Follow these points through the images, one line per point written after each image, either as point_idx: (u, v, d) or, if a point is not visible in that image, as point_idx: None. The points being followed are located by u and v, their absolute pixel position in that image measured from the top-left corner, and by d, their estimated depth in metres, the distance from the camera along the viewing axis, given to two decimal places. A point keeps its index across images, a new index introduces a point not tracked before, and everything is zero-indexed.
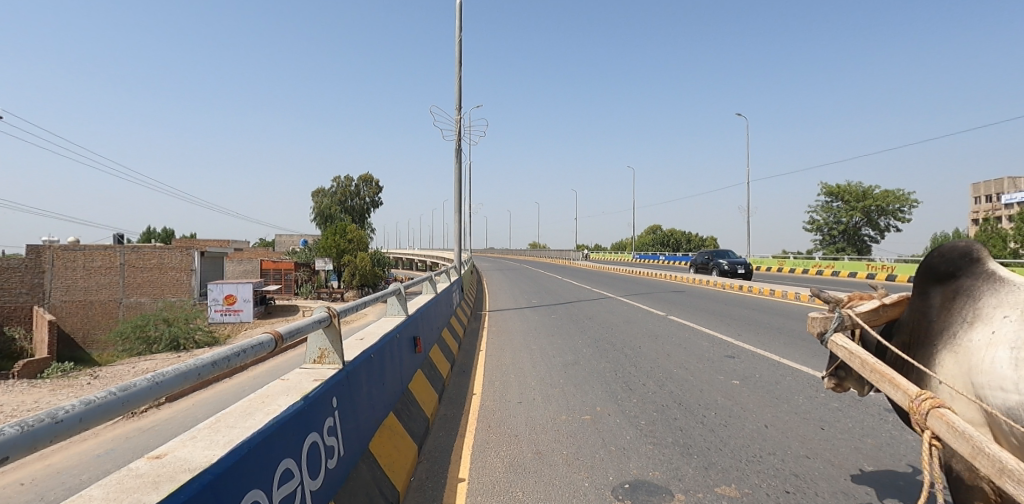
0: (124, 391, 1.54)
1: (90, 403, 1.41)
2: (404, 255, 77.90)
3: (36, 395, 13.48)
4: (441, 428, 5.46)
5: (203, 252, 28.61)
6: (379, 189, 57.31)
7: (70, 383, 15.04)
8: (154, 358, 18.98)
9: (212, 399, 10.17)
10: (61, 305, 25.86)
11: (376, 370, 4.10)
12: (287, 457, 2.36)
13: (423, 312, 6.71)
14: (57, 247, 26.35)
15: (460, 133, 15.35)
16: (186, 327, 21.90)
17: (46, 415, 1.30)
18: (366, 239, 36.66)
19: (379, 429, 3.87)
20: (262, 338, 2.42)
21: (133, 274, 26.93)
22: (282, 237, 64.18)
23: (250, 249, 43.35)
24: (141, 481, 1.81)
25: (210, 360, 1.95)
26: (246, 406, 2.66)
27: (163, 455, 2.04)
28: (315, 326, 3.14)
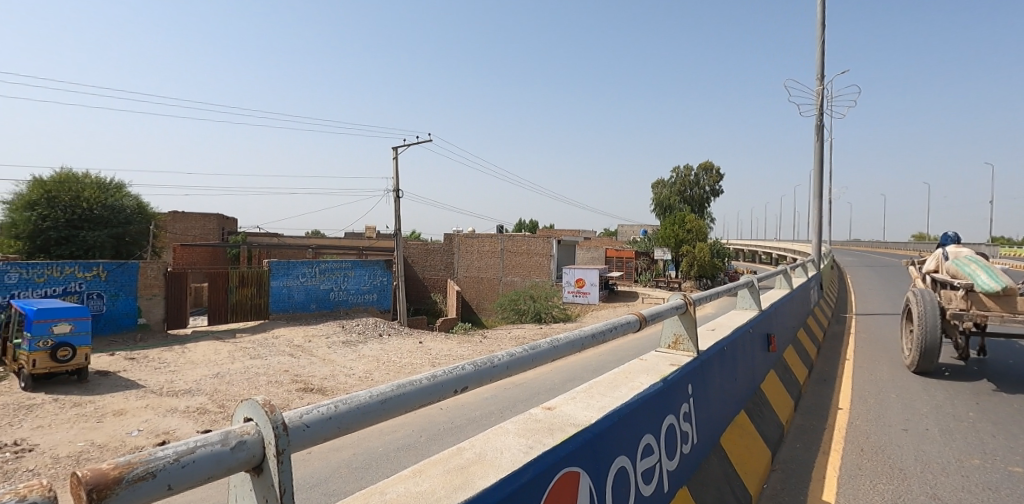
0: (533, 348, 1.87)
1: (513, 355, 1.75)
2: (748, 247, 72.35)
3: (450, 346, 17.83)
4: (798, 439, 4.90)
5: (560, 241, 32.67)
6: (721, 176, 54.37)
7: (468, 339, 19.52)
8: (523, 327, 22.74)
9: (566, 366, 11.66)
10: (463, 279, 33.67)
11: (729, 363, 3.94)
12: (646, 433, 2.47)
13: (777, 308, 6.14)
14: (462, 235, 33.89)
15: (822, 108, 13.35)
16: (546, 304, 25.47)
17: (487, 359, 1.67)
18: (705, 229, 35.53)
19: (729, 425, 3.72)
20: (629, 317, 2.57)
21: (510, 257, 32.74)
22: (623, 228, 68.07)
23: (598, 239, 47.45)
24: (540, 425, 2.17)
25: (591, 333, 2.19)
26: (613, 378, 2.93)
27: (553, 408, 2.41)
28: (672, 312, 3.19)
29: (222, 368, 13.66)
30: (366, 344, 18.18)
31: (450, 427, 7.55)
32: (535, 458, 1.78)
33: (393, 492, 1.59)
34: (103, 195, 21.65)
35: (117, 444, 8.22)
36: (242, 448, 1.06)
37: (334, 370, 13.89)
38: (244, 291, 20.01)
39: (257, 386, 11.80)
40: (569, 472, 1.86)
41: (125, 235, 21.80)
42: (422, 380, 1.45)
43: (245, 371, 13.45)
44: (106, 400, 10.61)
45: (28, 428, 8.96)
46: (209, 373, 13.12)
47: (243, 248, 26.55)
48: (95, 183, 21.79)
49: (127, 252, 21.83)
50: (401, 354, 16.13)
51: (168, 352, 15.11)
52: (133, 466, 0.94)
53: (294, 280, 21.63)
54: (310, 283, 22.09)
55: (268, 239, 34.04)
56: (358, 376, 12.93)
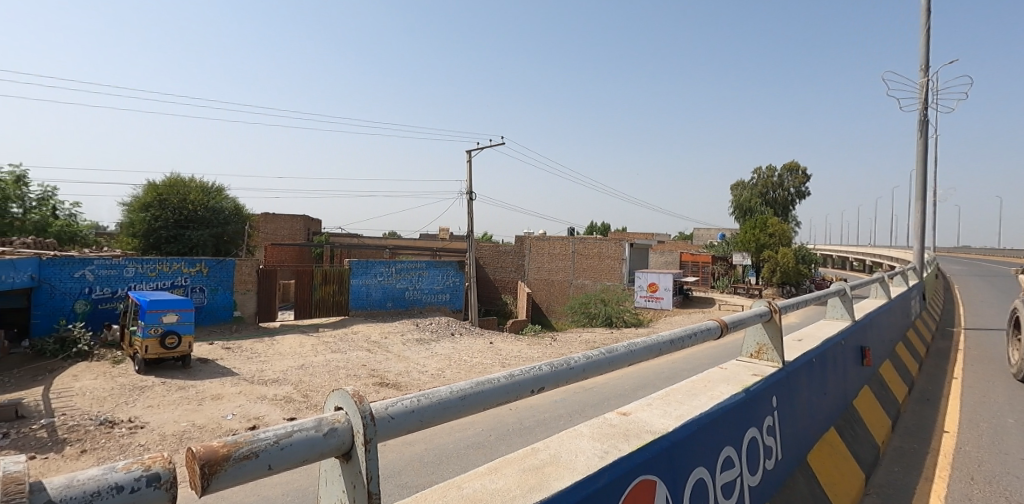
0: (610, 352, 1.84)
1: (589, 358, 1.73)
2: (838, 253, 67.45)
3: (519, 347, 17.91)
4: (895, 462, 4.51)
5: (633, 244, 31.91)
6: (808, 177, 51.02)
7: (538, 341, 19.53)
8: (594, 331, 22.46)
9: (638, 372, 11.39)
10: (534, 282, 33.68)
11: (817, 375, 3.69)
12: (727, 445, 2.36)
13: (873, 318, 5.69)
14: (533, 237, 34.02)
15: (926, 101, 12.23)
16: (618, 308, 25.01)
17: (563, 361, 1.67)
18: (790, 233, 33.44)
19: (818, 442, 3.48)
20: (709, 323, 2.48)
21: (581, 260, 32.40)
22: (699, 232, 65.52)
23: (672, 243, 45.99)
24: (615, 430, 2.14)
25: (669, 338, 2.14)
26: (692, 386, 2.84)
27: (628, 413, 2.37)
28: (756, 320, 3.03)
29: (306, 360, 14.51)
30: (439, 343, 18.66)
31: (519, 427, 7.59)
32: (609, 463, 1.76)
33: (469, 488, 1.62)
34: (206, 197, 23.58)
35: (214, 425, 8.95)
36: (333, 435, 1.11)
37: (408, 366, 14.36)
38: (327, 288, 21.14)
39: (337, 379, 12.42)
40: (645, 480, 1.81)
41: (223, 235, 23.70)
42: (500, 379, 1.47)
43: (326, 364, 14.21)
44: (205, 385, 11.57)
45: (140, 407, 9.95)
46: (294, 365, 13.96)
47: (326, 248, 28.06)
48: (200, 187, 23.70)
49: (224, 249, 23.71)
50: (471, 353, 16.42)
51: (259, 343, 16.25)
52: (239, 445, 1.02)
53: (373, 279, 22.59)
54: (387, 281, 23.00)
55: (349, 240, 35.79)
56: (431, 373, 13.30)
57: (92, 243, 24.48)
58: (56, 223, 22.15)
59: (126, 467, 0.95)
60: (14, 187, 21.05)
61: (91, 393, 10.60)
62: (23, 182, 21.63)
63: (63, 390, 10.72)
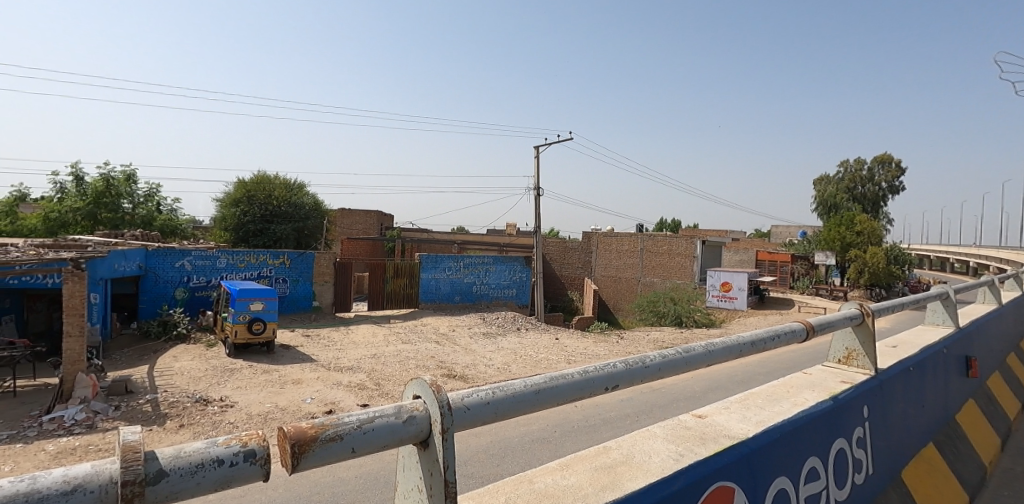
0: (687, 352, 1.78)
1: (665, 357, 1.68)
2: (937, 253, 61.77)
3: (585, 344, 17.75)
4: (1004, 485, 4.08)
5: (705, 241, 30.73)
6: (902, 170, 46.95)
7: (605, 339, 19.24)
8: (663, 330, 21.85)
9: (709, 375, 10.97)
10: (601, 278, 33.52)
11: (915, 386, 3.40)
12: (813, 455, 2.22)
13: (980, 326, 5.16)
14: (601, 234, 33.69)
15: None
16: (688, 307, 24.21)
17: (638, 360, 1.62)
18: (880, 231, 30.90)
19: (913, 458, 3.21)
20: (793, 326, 2.34)
21: (649, 257, 31.60)
22: (778, 229, 62.08)
23: (748, 240, 43.87)
24: (690, 433, 2.07)
25: (750, 340, 2.04)
26: (772, 390, 2.70)
27: (704, 416, 2.28)
28: (845, 323, 2.83)
29: (378, 350, 15.10)
30: (505, 337, 18.83)
31: (584, 425, 7.53)
32: (685, 466, 1.70)
33: (541, 483, 1.62)
34: (289, 194, 24.99)
35: (294, 408, 9.50)
36: (412, 422, 1.14)
37: (475, 359, 14.60)
38: (399, 281, 21.89)
39: (407, 369, 12.82)
40: (724, 487, 1.73)
41: (304, 229, 25.09)
42: (574, 375, 1.45)
43: (397, 354, 14.72)
44: (287, 370, 12.31)
45: (230, 387, 10.74)
46: (368, 354, 14.56)
47: (398, 243, 29.01)
48: (283, 184, 25.09)
49: (305, 243, 25.07)
50: (537, 349, 16.45)
51: (335, 332, 17.08)
52: (326, 427, 1.07)
53: (442, 273, 23.15)
54: (455, 276, 23.49)
55: (419, 235, 36.83)
56: (496, 367, 13.45)
57: (190, 235, 26.61)
58: (160, 217, 24.25)
59: (226, 442, 1.02)
60: (125, 184, 23.11)
61: (189, 373, 11.56)
62: (132, 179, 23.63)
63: (165, 369, 11.76)
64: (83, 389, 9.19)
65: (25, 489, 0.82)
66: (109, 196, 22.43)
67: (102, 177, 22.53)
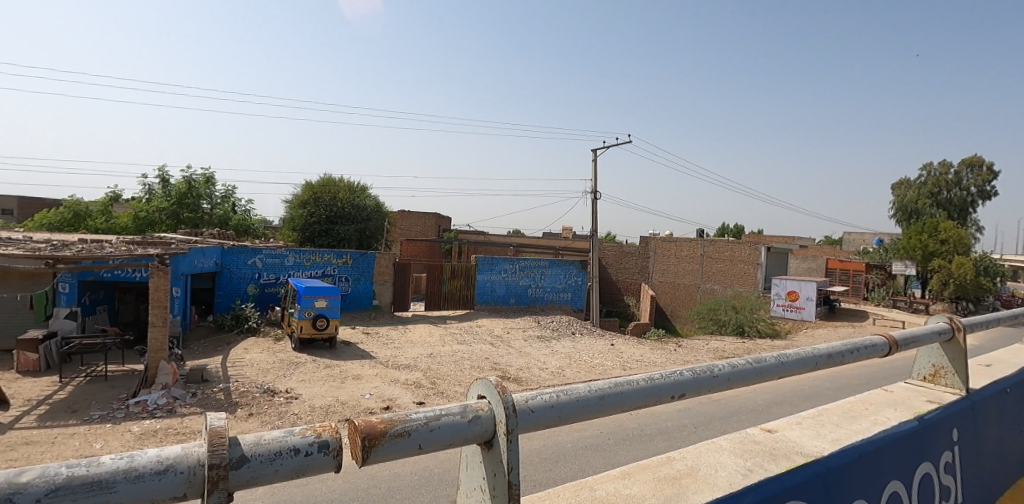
0: (758, 362, 1.70)
1: (734, 367, 1.61)
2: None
3: (641, 351, 17.39)
4: None
5: (770, 248, 29.38)
6: (995, 174, 43.15)
7: (661, 346, 18.77)
8: (723, 339, 21.05)
9: (774, 388, 10.47)
10: (658, 284, 32.90)
11: (1013, 410, 3.10)
12: (895, 479, 2.07)
13: None
14: (659, 238, 32.93)
15: None
16: (751, 316, 23.23)
17: (706, 368, 1.57)
18: (968, 239, 28.48)
19: (1009, 487, 2.93)
20: (874, 339, 2.19)
21: (710, 264, 30.55)
22: (851, 236, 58.53)
23: (817, 248, 41.58)
24: (759, 448, 1.98)
25: (826, 352, 1.92)
26: (849, 408, 2.54)
27: (773, 431, 2.18)
28: (933, 338, 2.63)
29: (434, 349, 15.38)
30: (559, 341, 18.73)
31: (640, 434, 7.37)
32: (755, 481, 1.62)
33: (602, 490, 1.59)
34: (353, 196, 25.92)
35: (354, 402, 9.83)
36: (477, 422, 1.15)
37: (529, 362, 14.59)
38: (455, 282, 22.26)
39: (462, 369, 12.99)
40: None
41: (366, 230, 25.94)
42: (640, 382, 1.42)
43: (452, 354, 14.94)
44: (348, 365, 12.75)
45: (295, 380, 11.25)
46: (424, 353, 14.86)
47: (456, 245, 29.47)
48: (347, 186, 26.02)
49: (367, 244, 25.92)
50: (592, 354, 16.25)
51: (393, 330, 17.55)
52: (394, 423, 1.09)
53: (498, 275, 23.32)
54: (511, 278, 23.60)
55: (476, 237, 37.28)
56: (551, 370, 13.39)
57: (262, 235, 28.09)
58: (235, 217, 25.75)
59: (303, 432, 1.06)
60: (205, 186, 24.66)
61: (258, 364, 12.19)
62: (211, 181, 25.16)
63: (237, 360, 12.46)
64: (165, 375, 9.88)
65: (123, 467, 0.88)
66: (190, 197, 24.03)
67: (185, 180, 24.14)
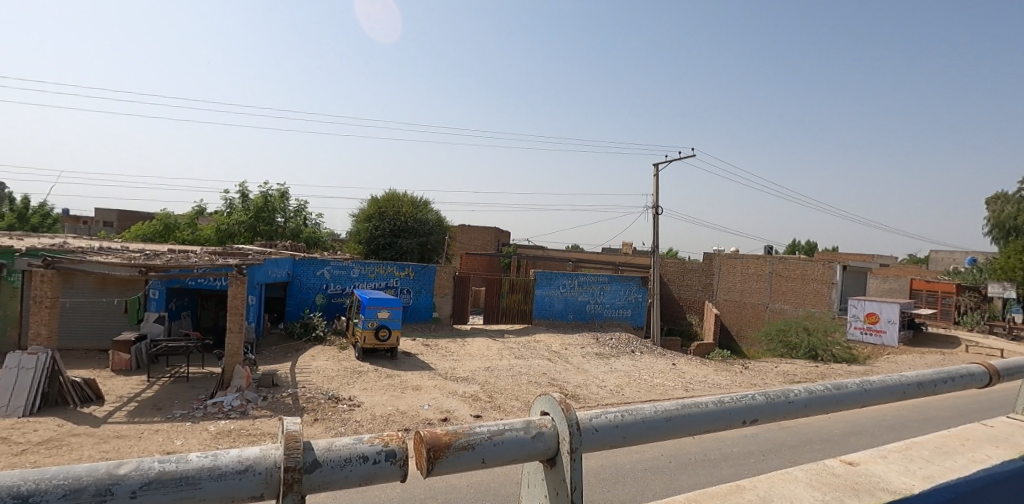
0: (839, 389, 1.60)
1: (813, 393, 1.52)
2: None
3: (705, 372, 16.73)
4: None
5: (847, 266, 27.61)
6: None
7: (726, 367, 17.97)
8: (794, 363, 19.90)
9: (852, 417, 9.75)
10: (723, 303, 31.36)
11: None
12: None
13: None
14: (724, 255, 31.71)
15: None
16: (825, 339, 21.88)
17: (781, 393, 1.49)
18: None
19: None
20: (972, 369, 2.01)
21: (779, 282, 29.07)
22: (939, 254, 54.10)
23: (900, 267, 38.70)
24: (839, 482, 1.85)
25: (916, 380, 1.78)
26: (942, 443, 2.34)
27: (855, 463, 2.04)
28: None
29: (492, 363, 15.44)
30: (618, 359, 18.32)
31: (703, 459, 7.07)
32: None
33: None
34: (416, 211, 26.64)
35: (413, 412, 10.00)
36: (541, 439, 1.14)
37: (587, 379, 14.35)
38: (513, 296, 22.35)
39: (519, 384, 12.95)
40: None
41: (428, 244, 26.55)
42: (708, 404, 1.36)
43: (510, 368, 14.94)
44: (408, 376, 13.03)
45: (357, 388, 11.60)
46: (482, 366, 14.96)
47: (514, 259, 29.61)
48: (411, 201, 26.81)
49: (428, 257, 26.51)
50: (652, 373, 15.77)
51: (452, 343, 17.79)
52: (458, 435, 1.10)
53: (556, 290, 23.19)
54: (569, 294, 23.42)
55: (534, 252, 37.36)
56: (609, 389, 13.10)
57: (330, 247, 29.35)
58: (306, 230, 27.07)
59: (371, 440, 1.09)
60: (280, 201, 26.09)
61: (324, 372, 12.68)
62: (286, 196, 26.58)
63: (305, 367, 13.00)
64: (239, 379, 10.46)
65: (208, 465, 0.94)
66: (266, 211, 25.48)
67: (262, 195, 25.65)
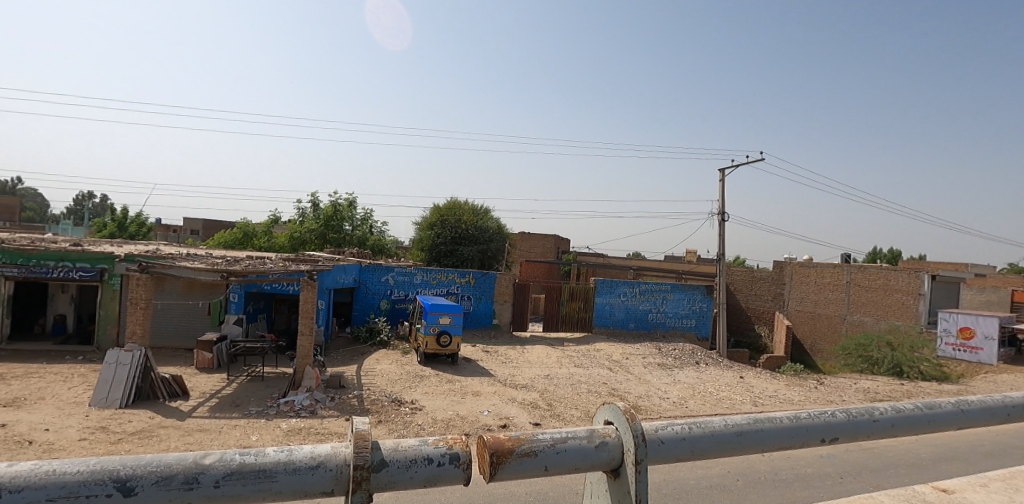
0: (932, 409, 1.47)
1: (900, 411, 1.41)
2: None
3: (776, 387, 15.90)
4: None
5: (936, 276, 25.44)
6: None
7: (800, 382, 16.98)
8: (876, 380, 18.53)
9: (943, 441, 8.94)
10: (795, 314, 29.69)
11: None
12: None
13: None
14: (796, 263, 30.10)
15: None
16: (911, 355, 20.26)
17: (865, 410, 1.39)
18: None
19: None
20: None
21: (858, 293, 27.21)
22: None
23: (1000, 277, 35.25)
24: None
25: (1021, 402, 1.61)
26: None
27: (948, 492, 1.88)
28: None
29: (551, 371, 15.37)
30: (682, 370, 17.75)
31: (774, 479, 6.70)
32: None
33: None
34: (476, 218, 27.03)
35: (473, 418, 10.11)
36: (605, 449, 1.12)
37: (649, 390, 13.98)
38: (573, 304, 22.19)
39: (579, 393, 12.80)
40: None
41: (488, 251, 26.84)
42: (783, 419, 1.29)
43: (569, 377, 14.80)
44: (468, 381, 13.19)
45: (420, 392, 11.86)
46: (541, 374, 14.91)
47: (574, 267, 29.42)
48: (471, 209, 27.24)
49: (488, 264, 26.82)
50: (718, 386, 15.16)
51: (511, 350, 17.85)
52: (521, 442, 1.10)
53: (617, 298, 22.82)
54: (630, 302, 22.97)
55: (595, 259, 36.96)
56: (672, 401, 12.70)
57: (394, 254, 30.28)
58: (372, 238, 28.07)
59: (435, 442, 1.11)
60: (348, 210, 27.22)
61: (388, 375, 13.06)
62: (353, 205, 27.71)
63: (370, 370, 13.44)
64: (309, 379, 10.94)
65: (282, 459, 0.98)
66: (335, 219, 26.65)
67: (331, 204, 26.82)
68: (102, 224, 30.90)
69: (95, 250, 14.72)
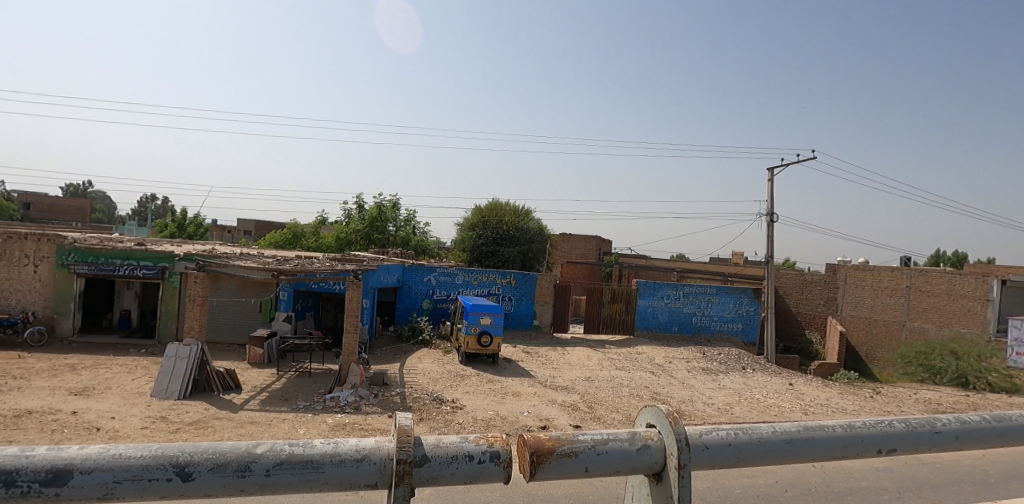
0: (1001, 421, 1.38)
1: (965, 423, 1.33)
2: None
3: (828, 395, 15.26)
4: None
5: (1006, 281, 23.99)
6: None
7: (854, 391, 16.23)
8: (939, 390, 17.50)
9: (1014, 457, 8.35)
10: (850, 319, 28.17)
11: None
12: None
13: None
14: (850, 266, 28.65)
15: None
16: (978, 364, 19.04)
17: (926, 421, 1.32)
18: None
19: None
20: None
21: (919, 298, 25.71)
22: None
23: None
24: None
25: None
26: None
27: None
28: None
29: (592, 374, 15.24)
30: (727, 376, 17.26)
31: (825, 491, 6.43)
32: None
33: None
34: (517, 219, 27.08)
35: (513, 418, 10.13)
36: (647, 452, 1.11)
37: (693, 395, 13.67)
38: (615, 306, 21.97)
39: (620, 396, 12.64)
40: None
41: (529, 252, 26.87)
42: (836, 428, 1.24)
43: (611, 380, 14.63)
44: (509, 382, 13.24)
45: (461, 391, 11.98)
46: (582, 376, 14.81)
47: (616, 268, 29.08)
48: (513, 210, 27.30)
49: (529, 265, 26.86)
50: (766, 392, 14.66)
51: (552, 351, 17.80)
52: (562, 442, 1.09)
53: (660, 301, 22.41)
54: (674, 305, 22.52)
55: (637, 261, 36.42)
56: (717, 407, 12.37)
57: (436, 254, 30.70)
58: (415, 239, 28.55)
59: (476, 440, 1.12)
60: (392, 211, 27.79)
61: (430, 374, 13.25)
62: (397, 206, 28.26)
63: (412, 368, 13.68)
64: (354, 376, 11.21)
65: (329, 451, 1.01)
66: (380, 220, 27.26)
67: (376, 205, 27.44)
68: (164, 225, 32.62)
69: (157, 249, 15.58)
